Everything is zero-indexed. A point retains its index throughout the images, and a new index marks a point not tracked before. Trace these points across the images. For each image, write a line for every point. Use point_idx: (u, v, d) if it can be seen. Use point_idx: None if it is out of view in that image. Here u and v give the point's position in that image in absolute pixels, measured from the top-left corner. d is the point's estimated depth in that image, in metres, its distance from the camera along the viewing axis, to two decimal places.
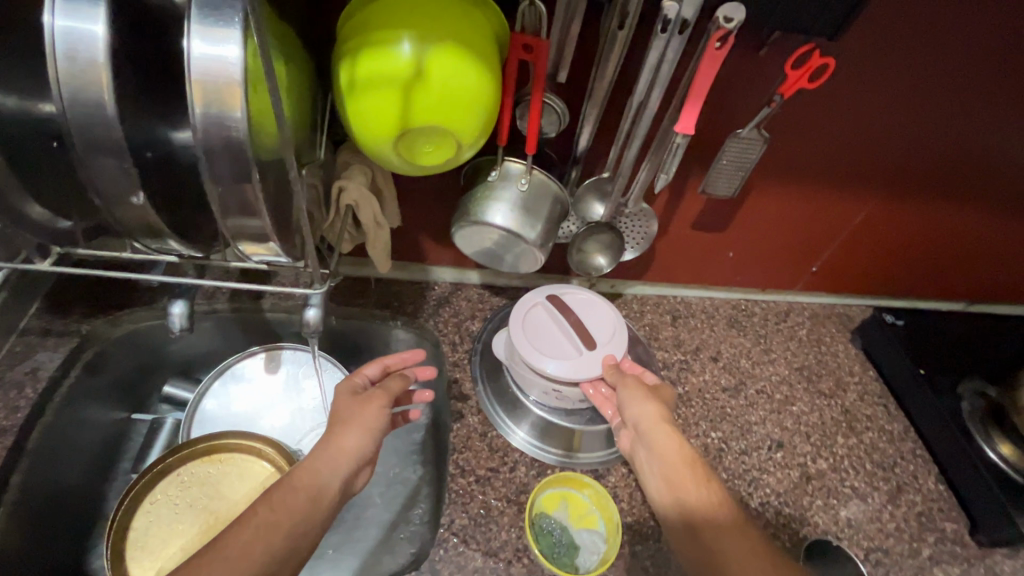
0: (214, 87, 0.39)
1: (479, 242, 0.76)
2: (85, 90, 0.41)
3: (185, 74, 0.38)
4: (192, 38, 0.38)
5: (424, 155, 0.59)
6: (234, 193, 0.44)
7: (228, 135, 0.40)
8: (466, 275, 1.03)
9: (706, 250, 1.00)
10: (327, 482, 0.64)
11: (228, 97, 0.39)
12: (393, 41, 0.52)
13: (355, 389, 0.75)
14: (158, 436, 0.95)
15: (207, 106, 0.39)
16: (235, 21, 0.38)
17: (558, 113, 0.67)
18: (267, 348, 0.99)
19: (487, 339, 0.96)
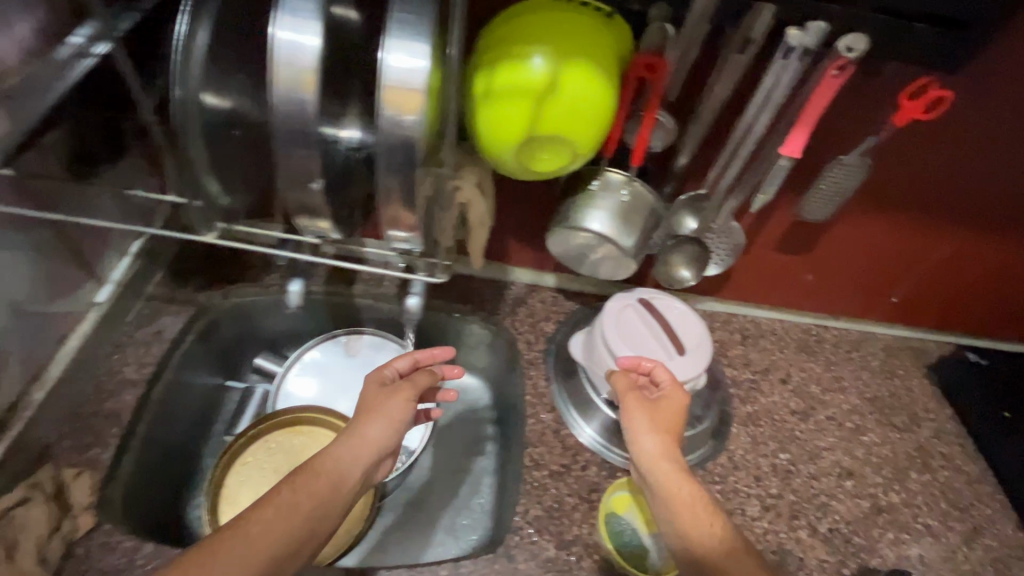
0: (400, 96, 0.43)
1: (573, 247, 0.80)
2: (294, 91, 0.42)
3: (377, 83, 0.43)
4: (389, 52, 0.42)
5: (541, 162, 0.64)
6: (395, 186, 0.48)
7: (404, 136, 0.44)
8: (542, 278, 1.06)
9: (784, 272, 1.01)
10: (349, 468, 0.65)
11: (410, 102, 0.43)
12: (530, 57, 0.56)
13: (383, 379, 0.75)
14: (248, 406, 1.01)
15: (391, 110, 0.44)
16: (426, 39, 0.43)
17: (666, 130, 0.69)
18: (349, 332, 1.04)
19: (561, 341, 0.99)
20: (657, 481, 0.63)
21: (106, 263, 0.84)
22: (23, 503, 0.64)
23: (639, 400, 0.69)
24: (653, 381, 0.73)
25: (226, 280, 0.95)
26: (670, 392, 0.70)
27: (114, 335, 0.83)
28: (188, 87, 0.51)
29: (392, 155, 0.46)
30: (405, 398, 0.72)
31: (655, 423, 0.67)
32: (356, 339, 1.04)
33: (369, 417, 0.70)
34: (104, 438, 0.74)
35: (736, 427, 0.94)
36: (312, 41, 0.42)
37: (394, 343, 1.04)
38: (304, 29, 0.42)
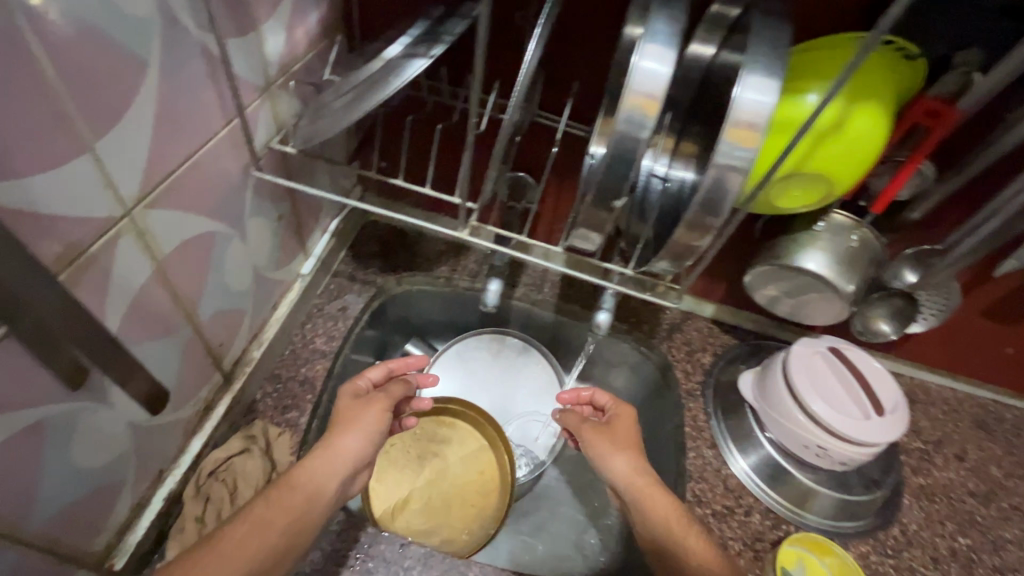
0: (742, 131, 0.45)
1: (776, 283, 0.77)
2: (640, 112, 0.44)
3: (724, 117, 0.45)
4: (743, 90, 0.44)
5: (789, 199, 0.62)
6: (697, 215, 0.49)
7: (732, 171, 0.47)
8: (701, 307, 1.04)
9: (980, 340, 0.92)
10: (322, 485, 0.60)
11: (750, 138, 0.45)
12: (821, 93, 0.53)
13: (357, 392, 0.69)
14: None
15: (728, 145, 0.46)
16: (775, 80, 0.45)
17: (923, 177, 0.65)
18: (496, 332, 1.05)
19: (720, 376, 0.96)
20: (642, 510, 0.63)
21: (312, 238, 0.89)
22: (242, 453, 0.69)
23: (591, 426, 0.71)
24: (603, 403, 0.75)
25: (401, 268, 0.99)
26: (619, 411, 0.71)
27: (306, 305, 0.88)
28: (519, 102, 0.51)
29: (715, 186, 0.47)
30: (382, 410, 0.67)
31: (623, 445, 0.67)
32: (500, 340, 1.06)
33: (345, 427, 0.65)
34: (301, 403, 0.78)
35: (909, 499, 0.87)
36: (669, 67, 0.43)
37: (536, 350, 1.05)
38: (664, 56, 0.43)
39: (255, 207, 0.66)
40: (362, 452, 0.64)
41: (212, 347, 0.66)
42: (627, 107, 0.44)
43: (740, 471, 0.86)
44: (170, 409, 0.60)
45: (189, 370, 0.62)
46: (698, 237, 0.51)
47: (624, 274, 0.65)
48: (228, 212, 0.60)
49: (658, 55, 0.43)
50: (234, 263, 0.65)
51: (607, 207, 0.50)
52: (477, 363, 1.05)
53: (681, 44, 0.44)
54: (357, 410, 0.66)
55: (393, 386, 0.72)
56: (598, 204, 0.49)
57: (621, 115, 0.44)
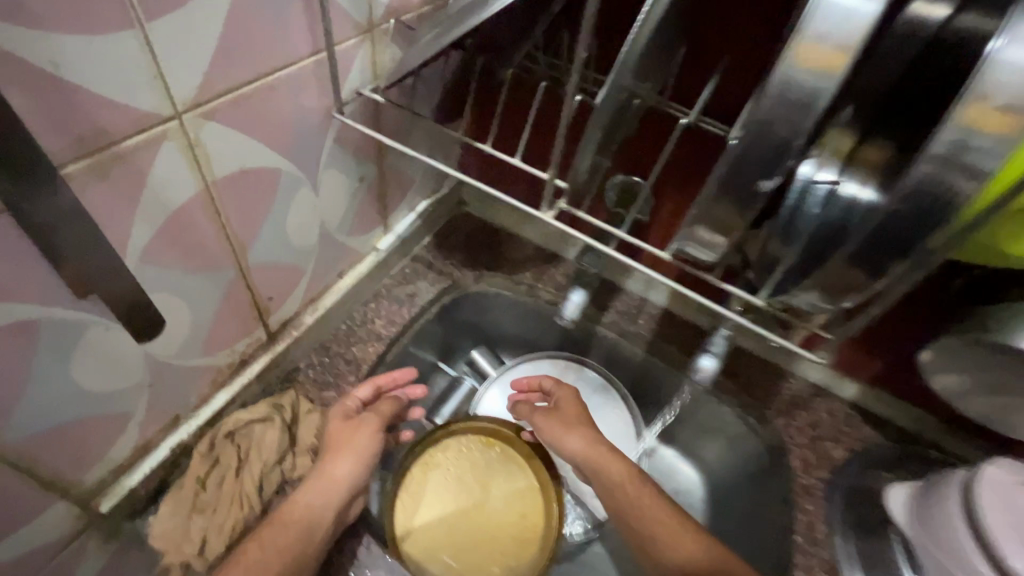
0: (995, 104, 0.29)
1: (968, 371, 0.55)
2: (818, 73, 0.31)
3: (965, 82, 0.29)
4: (1008, 39, 0.28)
5: (1022, 245, 0.43)
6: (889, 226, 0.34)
7: (958, 175, 0.32)
8: (840, 384, 0.80)
9: None
10: (315, 513, 0.55)
11: (994, 124, 0.30)
12: None
13: (348, 413, 0.63)
14: (453, 397, 0.92)
15: (965, 135, 0.30)
16: None
17: None
18: (574, 359, 0.90)
19: (856, 480, 0.72)
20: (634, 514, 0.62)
21: (396, 214, 0.83)
22: (263, 421, 0.62)
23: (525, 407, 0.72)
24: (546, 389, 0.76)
25: (482, 266, 0.90)
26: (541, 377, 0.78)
27: (376, 284, 0.82)
28: (634, 52, 0.40)
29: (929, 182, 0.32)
30: (370, 434, 0.61)
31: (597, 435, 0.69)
32: (575, 370, 0.90)
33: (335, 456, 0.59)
34: (342, 384, 0.71)
35: None
36: (877, 3, 0.30)
37: (614, 391, 0.88)
38: None
39: (333, 157, 0.60)
40: (354, 479, 0.59)
41: (259, 299, 0.61)
42: (796, 64, 0.31)
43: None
44: (197, 354, 0.55)
45: (228, 317, 0.57)
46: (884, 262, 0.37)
47: (752, 302, 0.47)
48: (300, 154, 0.55)
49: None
50: (300, 213, 0.59)
51: (741, 198, 0.37)
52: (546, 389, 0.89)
53: None
54: (345, 434, 0.60)
55: (382, 404, 0.65)
56: (726, 192, 0.37)
57: (785, 70, 0.32)
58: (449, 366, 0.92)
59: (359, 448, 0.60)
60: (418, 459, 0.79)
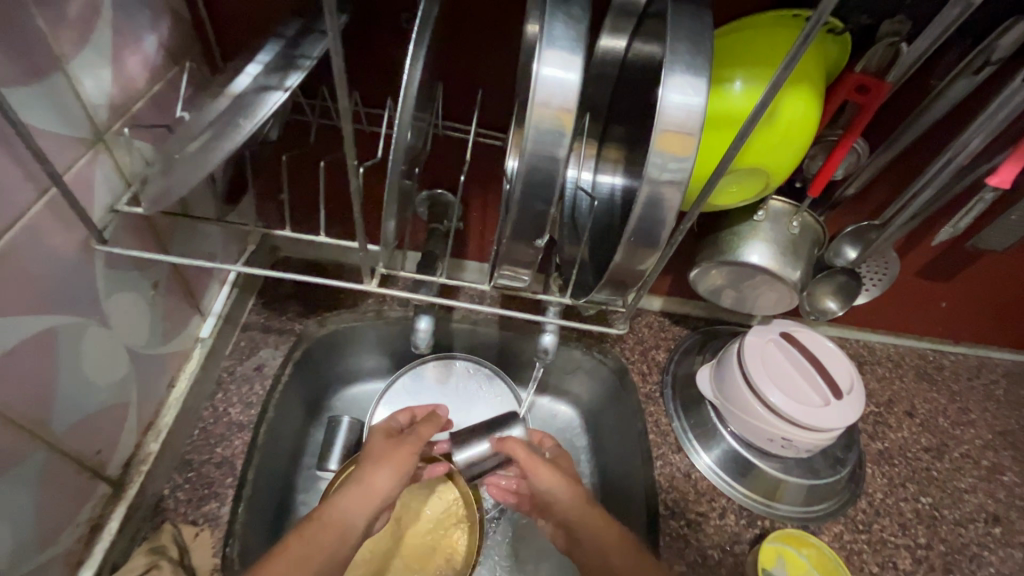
0: (673, 138, 0.40)
1: (715, 281, 0.74)
2: (555, 128, 0.37)
3: (652, 123, 0.40)
4: (669, 91, 0.39)
5: (724, 196, 0.58)
6: (640, 240, 0.45)
7: (667, 182, 0.42)
8: (648, 301, 0.99)
9: (916, 304, 0.93)
10: (350, 519, 0.63)
11: (686, 148, 0.40)
12: (727, 79, 0.49)
13: (389, 431, 0.73)
14: (338, 436, 0.89)
15: (659, 154, 0.41)
16: (705, 75, 0.40)
17: (856, 155, 0.63)
18: (440, 358, 0.95)
19: (677, 371, 0.92)
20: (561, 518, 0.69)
21: (208, 295, 0.76)
22: (148, 571, 0.59)
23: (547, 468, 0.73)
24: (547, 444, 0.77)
25: (321, 307, 0.88)
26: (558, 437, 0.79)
27: (213, 372, 0.76)
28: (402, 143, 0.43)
29: (649, 210, 0.43)
30: (408, 451, 0.69)
31: (559, 469, 0.71)
32: (446, 369, 0.96)
33: (374, 464, 0.67)
34: (220, 490, 0.67)
35: (872, 466, 0.87)
36: (577, 73, 0.37)
37: (488, 371, 0.95)
38: (567, 62, 0.37)
39: (112, 283, 0.53)
40: (390, 488, 0.66)
41: (87, 459, 0.54)
42: (534, 127, 0.37)
43: (704, 466, 0.83)
44: (35, 551, 0.50)
45: (59, 495, 0.51)
46: (637, 265, 0.48)
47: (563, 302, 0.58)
48: (68, 300, 0.48)
49: (559, 60, 0.36)
50: (97, 355, 0.53)
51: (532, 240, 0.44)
52: (426, 394, 0.94)
53: (588, 46, 0.37)
54: (386, 449, 0.69)
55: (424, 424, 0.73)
56: (519, 238, 0.43)
57: (525, 156, 0.38)
58: (321, 418, 0.93)
59: (400, 463, 0.67)
60: None
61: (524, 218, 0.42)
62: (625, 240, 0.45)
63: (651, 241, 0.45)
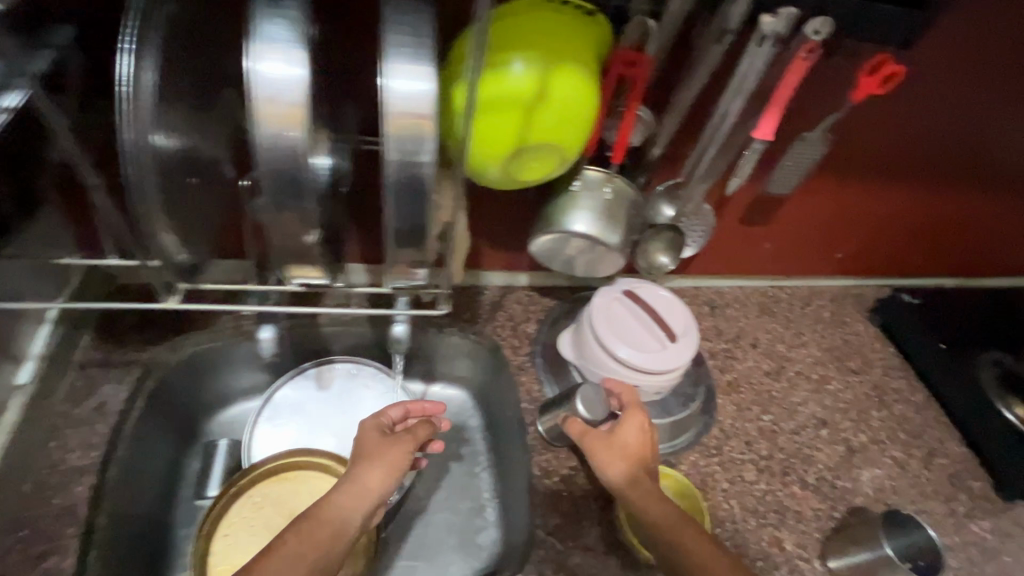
0: (408, 122, 0.45)
1: (559, 251, 0.78)
2: (285, 123, 0.43)
3: (384, 109, 0.45)
4: (391, 79, 0.44)
5: (530, 172, 0.61)
6: (408, 223, 0.50)
7: (412, 162, 0.46)
8: (516, 278, 1.04)
9: (747, 245, 1.03)
10: (346, 517, 0.65)
11: (418, 129, 0.45)
12: (505, 61, 0.53)
13: (382, 427, 0.75)
14: (215, 462, 0.86)
15: (397, 138, 0.45)
16: (426, 61, 0.45)
17: (646, 123, 0.69)
18: (318, 364, 0.93)
19: (546, 340, 0.98)
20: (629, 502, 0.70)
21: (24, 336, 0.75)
22: None
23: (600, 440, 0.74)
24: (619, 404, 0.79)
25: (173, 331, 0.85)
26: (632, 406, 0.75)
27: (50, 418, 0.75)
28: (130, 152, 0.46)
29: (405, 193, 0.48)
30: (402, 451, 0.72)
31: (615, 450, 0.72)
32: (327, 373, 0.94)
33: (373, 461, 0.70)
34: (63, 542, 0.68)
35: (722, 396, 0.98)
36: (297, 68, 0.42)
37: (369, 368, 0.95)
38: (287, 59, 0.42)
39: None
40: (383, 487, 0.69)
41: None
42: (263, 121, 0.42)
43: None
44: None
45: None
46: (419, 246, 0.52)
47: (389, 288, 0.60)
48: None
49: (278, 60, 0.42)
50: None
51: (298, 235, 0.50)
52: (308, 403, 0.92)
53: (306, 42, 0.42)
54: (385, 446, 0.71)
55: (418, 426, 0.77)
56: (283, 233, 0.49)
57: (263, 146, 0.43)
58: (196, 446, 0.88)
59: (393, 462, 0.70)
60: (212, 535, 0.77)
61: (275, 213, 0.47)
62: (389, 224, 0.50)
63: (415, 223, 0.50)
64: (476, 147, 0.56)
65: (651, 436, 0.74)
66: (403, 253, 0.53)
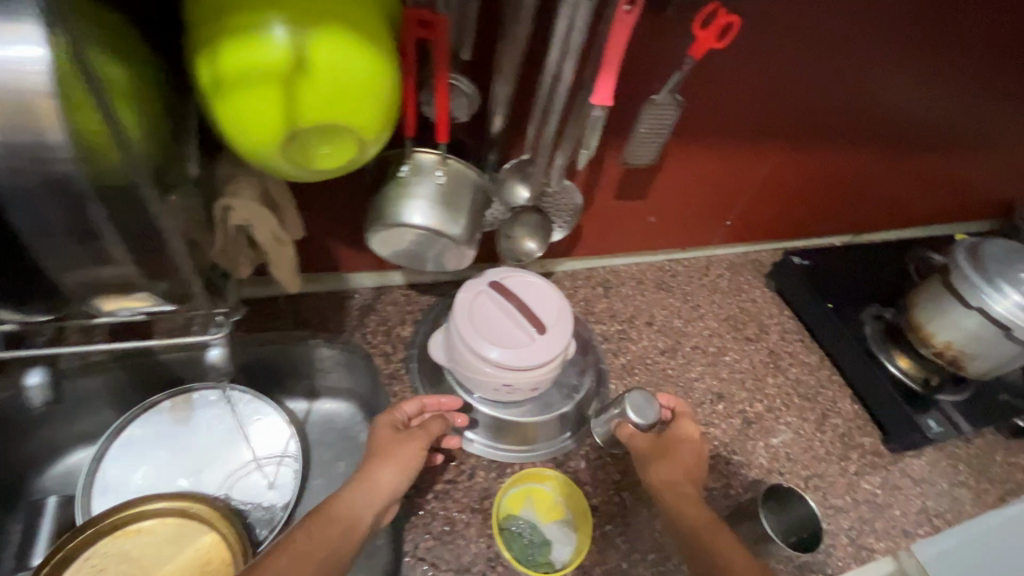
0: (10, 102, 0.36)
1: (402, 244, 0.69)
2: None
3: None
4: None
5: (326, 160, 0.52)
6: (69, 246, 0.45)
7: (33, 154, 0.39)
8: (388, 277, 0.95)
9: (630, 219, 0.99)
10: (358, 514, 0.60)
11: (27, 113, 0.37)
12: (250, 23, 0.43)
13: (395, 424, 0.71)
14: (42, 524, 0.77)
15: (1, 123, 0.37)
16: (23, 20, 0.36)
17: (467, 95, 0.60)
18: (171, 395, 0.83)
19: (422, 342, 0.90)
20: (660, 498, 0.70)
21: None
22: None
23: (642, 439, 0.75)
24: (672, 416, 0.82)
25: None
26: (681, 416, 0.78)
27: None
28: None
29: (51, 209, 0.42)
30: (417, 448, 0.68)
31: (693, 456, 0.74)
32: (184, 402, 0.84)
33: (384, 459, 0.65)
34: None
35: (615, 381, 0.94)
36: None
37: (231, 392, 0.84)
38: None
39: None
40: (395, 485, 0.64)
41: None
42: None
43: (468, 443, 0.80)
44: None
45: None
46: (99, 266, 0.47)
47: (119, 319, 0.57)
48: None
49: None
50: None
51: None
52: (162, 440, 0.83)
53: None
54: (395, 443, 0.67)
55: (431, 421, 0.73)
56: None
57: None
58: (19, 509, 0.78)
59: (405, 461, 0.66)
60: None
61: None
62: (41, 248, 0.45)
63: (68, 230, 0.44)
64: (240, 129, 0.47)
65: (704, 450, 0.75)
66: (78, 262, 0.46)
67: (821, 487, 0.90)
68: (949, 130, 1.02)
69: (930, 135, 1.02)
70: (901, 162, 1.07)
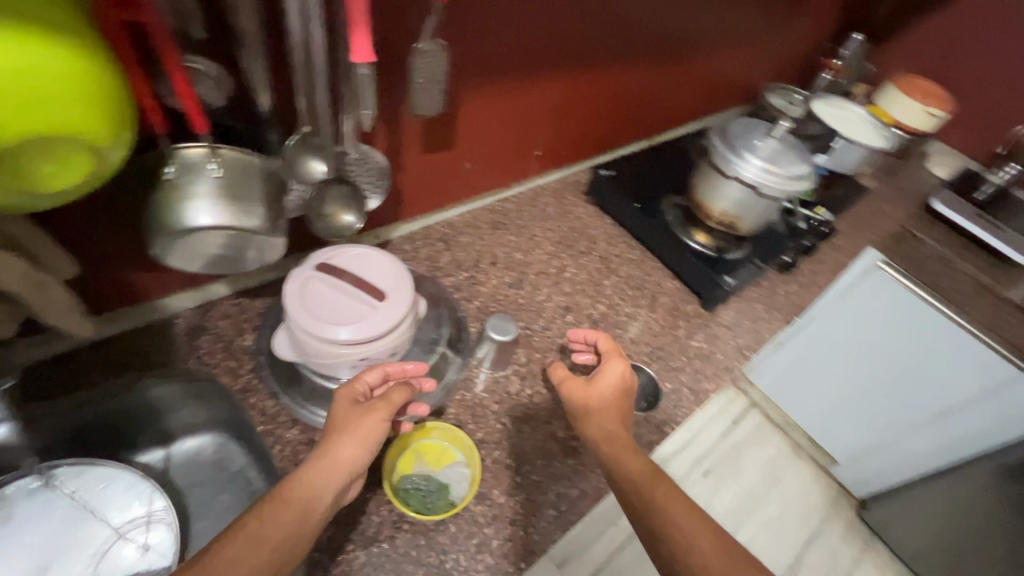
0: None
1: (199, 252, 0.64)
2: None
3: None
4: None
5: (56, 177, 0.45)
6: None
7: None
8: (209, 291, 0.87)
9: (446, 169, 1.01)
10: (315, 498, 0.56)
11: None
12: None
13: (357, 395, 0.68)
14: None
15: None
16: None
17: (212, 75, 0.57)
18: None
19: (269, 346, 0.86)
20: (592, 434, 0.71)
21: None
22: None
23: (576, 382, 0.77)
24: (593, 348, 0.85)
25: None
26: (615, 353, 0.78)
27: None
28: None
29: None
30: (382, 419, 0.64)
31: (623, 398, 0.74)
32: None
33: (341, 438, 0.61)
34: None
35: (474, 324, 0.99)
36: None
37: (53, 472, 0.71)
38: None
39: None
40: (355, 461, 0.61)
41: None
42: None
43: None
44: None
45: None
46: None
47: None
48: None
49: None
50: None
51: None
52: None
53: None
54: (357, 416, 0.63)
55: (396, 390, 0.69)
56: None
57: None
58: None
59: (369, 434, 0.62)
60: None
61: None
62: None
63: None
64: None
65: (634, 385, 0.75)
66: None
67: (663, 356, 1.07)
68: (693, 34, 1.18)
69: (682, 42, 1.17)
70: (666, 68, 1.22)
